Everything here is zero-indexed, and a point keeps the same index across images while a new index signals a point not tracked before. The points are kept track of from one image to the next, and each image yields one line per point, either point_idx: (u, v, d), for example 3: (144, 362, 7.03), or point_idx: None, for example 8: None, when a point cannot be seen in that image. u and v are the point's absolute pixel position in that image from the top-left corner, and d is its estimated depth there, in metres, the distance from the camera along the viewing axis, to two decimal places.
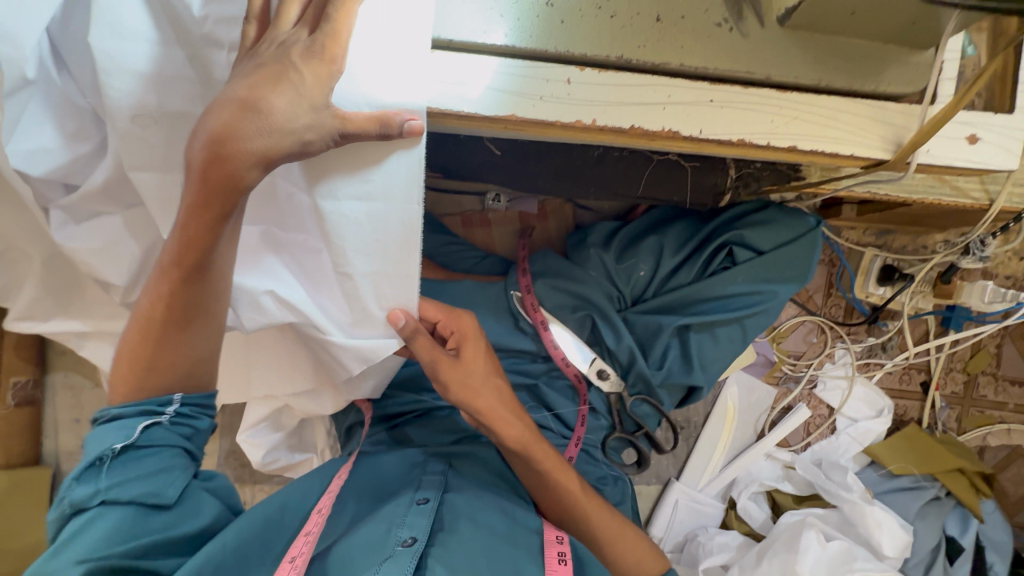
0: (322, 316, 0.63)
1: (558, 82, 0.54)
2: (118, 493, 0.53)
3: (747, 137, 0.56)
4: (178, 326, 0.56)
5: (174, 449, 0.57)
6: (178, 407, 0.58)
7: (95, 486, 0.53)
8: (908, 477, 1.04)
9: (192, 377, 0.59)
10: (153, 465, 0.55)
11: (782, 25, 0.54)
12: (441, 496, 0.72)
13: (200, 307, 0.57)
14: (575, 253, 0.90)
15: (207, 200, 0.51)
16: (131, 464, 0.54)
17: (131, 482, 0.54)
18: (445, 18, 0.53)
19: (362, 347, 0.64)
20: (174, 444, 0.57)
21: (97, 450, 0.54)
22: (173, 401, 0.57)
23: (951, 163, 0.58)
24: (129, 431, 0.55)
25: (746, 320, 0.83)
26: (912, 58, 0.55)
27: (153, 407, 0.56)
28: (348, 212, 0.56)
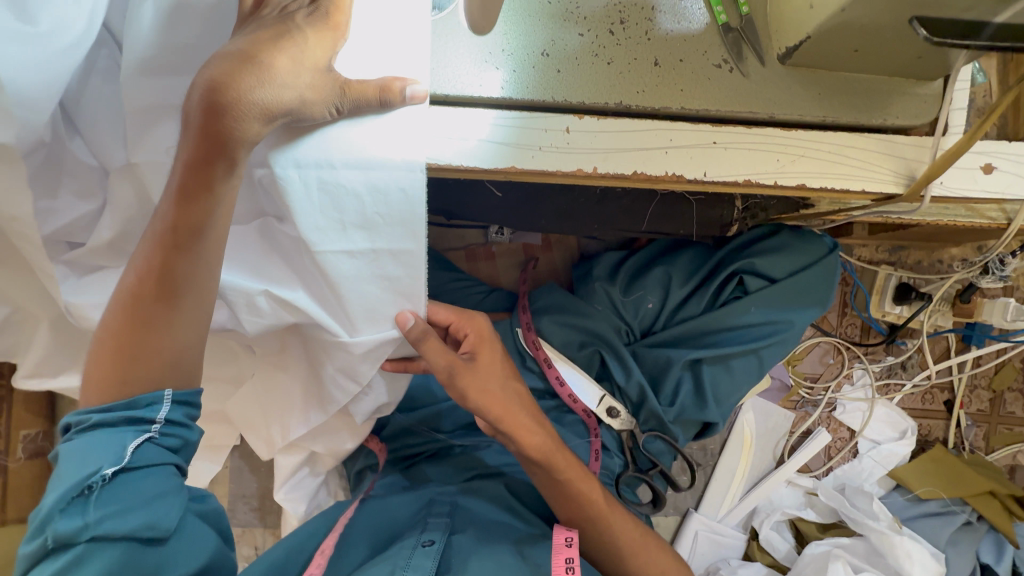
0: (325, 313, 0.58)
1: (557, 131, 0.53)
2: (112, 526, 0.46)
3: (753, 178, 0.54)
4: (168, 301, 0.50)
5: (169, 469, 0.50)
6: (170, 416, 0.51)
7: (85, 520, 0.46)
8: (937, 501, 1.00)
9: (182, 368, 0.52)
10: (151, 491, 0.48)
11: (782, 64, 0.54)
12: (446, 538, 0.71)
13: (191, 281, 0.50)
14: (581, 287, 0.89)
15: (206, 155, 0.46)
16: (124, 490, 0.47)
17: (128, 513, 0.47)
18: (440, 74, 0.53)
19: (368, 342, 0.59)
20: (168, 462, 0.51)
21: (80, 470, 0.46)
22: (164, 404, 0.50)
23: (966, 193, 0.56)
24: (119, 451, 0.48)
25: (761, 351, 0.80)
26: (916, 89, 0.55)
27: (145, 416, 0.50)
28: (320, 177, 0.51)
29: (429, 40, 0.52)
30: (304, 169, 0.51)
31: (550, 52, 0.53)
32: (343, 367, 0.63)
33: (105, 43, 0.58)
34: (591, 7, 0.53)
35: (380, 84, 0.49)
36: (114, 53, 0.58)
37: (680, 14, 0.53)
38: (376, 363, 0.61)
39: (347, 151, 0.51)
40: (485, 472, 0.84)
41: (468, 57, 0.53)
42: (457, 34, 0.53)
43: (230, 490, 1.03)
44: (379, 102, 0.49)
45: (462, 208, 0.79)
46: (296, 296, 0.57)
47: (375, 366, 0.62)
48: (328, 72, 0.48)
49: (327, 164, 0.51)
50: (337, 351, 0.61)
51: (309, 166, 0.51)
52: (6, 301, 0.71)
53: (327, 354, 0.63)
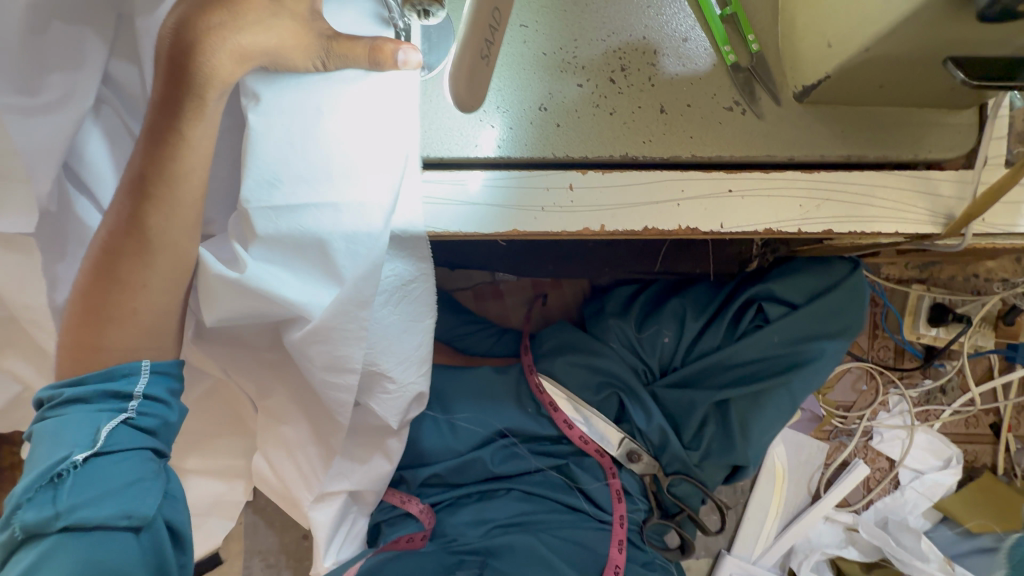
0: (296, 286, 0.48)
1: (559, 189, 0.49)
2: (88, 513, 0.43)
3: (775, 227, 0.50)
4: (138, 256, 0.46)
5: (147, 452, 0.47)
6: (148, 391, 0.48)
7: (55, 509, 0.43)
8: (991, 536, 0.92)
9: (158, 335, 0.49)
10: (127, 475, 0.45)
11: (800, 102, 0.50)
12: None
13: (166, 238, 0.47)
14: (593, 324, 0.84)
15: (174, 92, 0.43)
16: (99, 476, 0.44)
17: (101, 500, 0.44)
18: (431, 135, 0.50)
19: (337, 308, 0.49)
20: (146, 447, 0.47)
21: (60, 448, 0.44)
22: (141, 384, 0.48)
23: (1012, 229, 0.51)
24: (93, 433, 0.45)
25: (793, 382, 0.73)
26: (950, 119, 0.50)
27: (121, 392, 0.47)
28: (299, 124, 0.45)
29: (417, 99, 0.49)
30: (280, 114, 0.45)
31: (548, 105, 0.49)
32: (325, 362, 0.53)
33: (107, 100, 0.53)
34: (589, 55, 0.50)
35: (370, 45, 0.44)
36: (118, 108, 0.53)
37: (684, 56, 0.50)
38: (359, 341, 0.51)
39: (330, 98, 0.46)
40: (512, 520, 0.79)
41: (460, 118, 0.50)
42: (446, 96, 0.50)
43: (245, 547, 1.00)
44: (368, 64, 0.45)
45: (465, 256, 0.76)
46: (246, 276, 0.46)
47: (360, 345, 0.51)
48: (313, 24, 0.44)
49: (306, 112, 0.45)
50: (314, 345, 0.51)
51: (294, 115, 0.45)
52: (15, 378, 0.69)
53: (304, 357, 0.53)
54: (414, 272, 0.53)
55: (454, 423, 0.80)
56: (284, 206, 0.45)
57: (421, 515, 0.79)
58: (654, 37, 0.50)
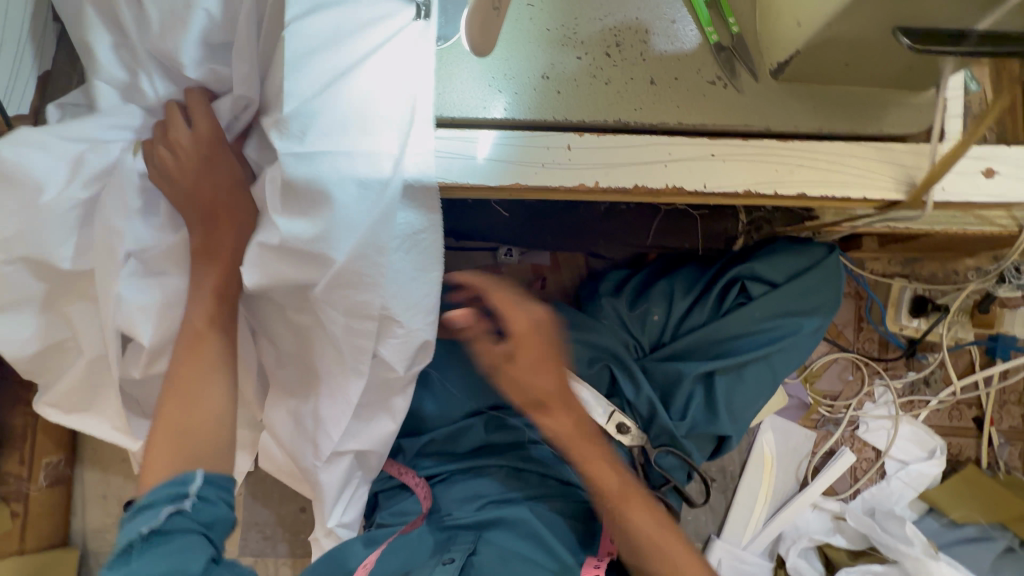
0: (321, 239, 0.54)
1: (558, 149, 0.55)
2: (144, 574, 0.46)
3: (753, 189, 0.55)
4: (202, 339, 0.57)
5: (193, 535, 0.48)
6: (201, 491, 0.51)
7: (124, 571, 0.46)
8: (974, 526, 0.95)
9: (218, 442, 0.55)
10: (173, 554, 0.47)
11: (776, 79, 0.56)
12: (467, 558, 0.73)
13: (206, 369, 0.57)
14: (588, 303, 0.89)
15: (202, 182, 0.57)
16: (154, 553, 0.47)
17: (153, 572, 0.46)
18: (445, 97, 0.54)
19: (357, 251, 0.55)
20: (195, 532, 0.49)
21: (133, 529, 0.48)
22: (195, 478, 0.50)
23: (971, 199, 0.56)
24: (153, 516, 0.48)
25: (773, 355, 0.80)
26: (912, 99, 0.56)
27: (177, 491, 0.49)
28: (322, 84, 0.51)
29: (434, 66, 0.54)
30: (310, 71, 0.51)
31: (550, 74, 0.55)
32: (346, 305, 0.58)
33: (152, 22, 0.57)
34: (587, 32, 0.56)
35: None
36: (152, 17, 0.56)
37: (672, 36, 0.56)
38: (376, 287, 0.57)
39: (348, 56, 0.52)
40: (506, 495, 0.80)
41: (470, 82, 0.55)
42: (458, 63, 0.55)
43: (242, 519, 1.01)
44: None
45: (468, 228, 0.81)
46: (281, 234, 0.53)
47: (375, 292, 0.57)
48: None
49: (329, 75, 0.51)
50: (334, 291, 0.57)
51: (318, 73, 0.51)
52: None
53: (326, 306, 0.58)
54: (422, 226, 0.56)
55: (453, 391, 0.83)
56: (315, 162, 0.51)
57: (418, 482, 0.82)
58: (646, 19, 0.56)
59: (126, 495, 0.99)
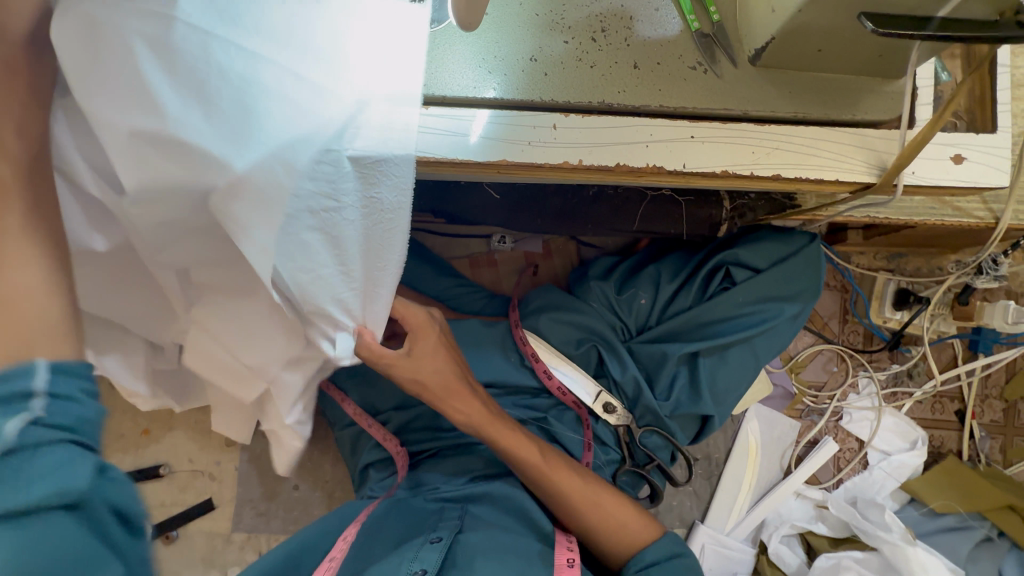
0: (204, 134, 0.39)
1: (544, 128, 0.57)
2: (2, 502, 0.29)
3: (731, 169, 0.58)
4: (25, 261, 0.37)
5: (63, 447, 0.32)
6: (55, 388, 0.33)
7: None
8: (953, 515, 0.97)
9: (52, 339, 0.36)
10: (41, 470, 0.31)
11: (754, 65, 0.58)
12: (455, 535, 0.72)
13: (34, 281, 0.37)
14: (578, 287, 0.91)
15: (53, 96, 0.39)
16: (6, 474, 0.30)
17: (23, 495, 0.30)
18: (438, 77, 0.57)
19: (258, 161, 0.40)
20: (63, 441, 0.32)
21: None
22: (40, 370, 0.33)
23: (939, 182, 0.59)
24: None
25: (754, 339, 0.82)
26: (885, 87, 0.58)
27: (6, 386, 0.31)
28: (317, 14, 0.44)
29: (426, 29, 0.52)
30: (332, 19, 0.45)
31: (538, 57, 0.58)
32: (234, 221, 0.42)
33: None
34: (574, 18, 0.59)
35: None
36: None
37: (655, 23, 0.59)
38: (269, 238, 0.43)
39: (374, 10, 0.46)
40: (491, 472, 0.82)
41: (462, 64, 0.57)
42: (450, 43, 0.57)
43: (236, 495, 1.03)
44: None
45: (461, 210, 0.83)
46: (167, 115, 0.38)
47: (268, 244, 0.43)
48: None
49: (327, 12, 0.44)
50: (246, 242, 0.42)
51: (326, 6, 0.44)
52: None
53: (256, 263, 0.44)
54: (390, 204, 0.50)
55: None
56: (226, 46, 0.40)
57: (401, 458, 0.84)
58: (631, 6, 0.59)
59: (122, 470, 1.01)
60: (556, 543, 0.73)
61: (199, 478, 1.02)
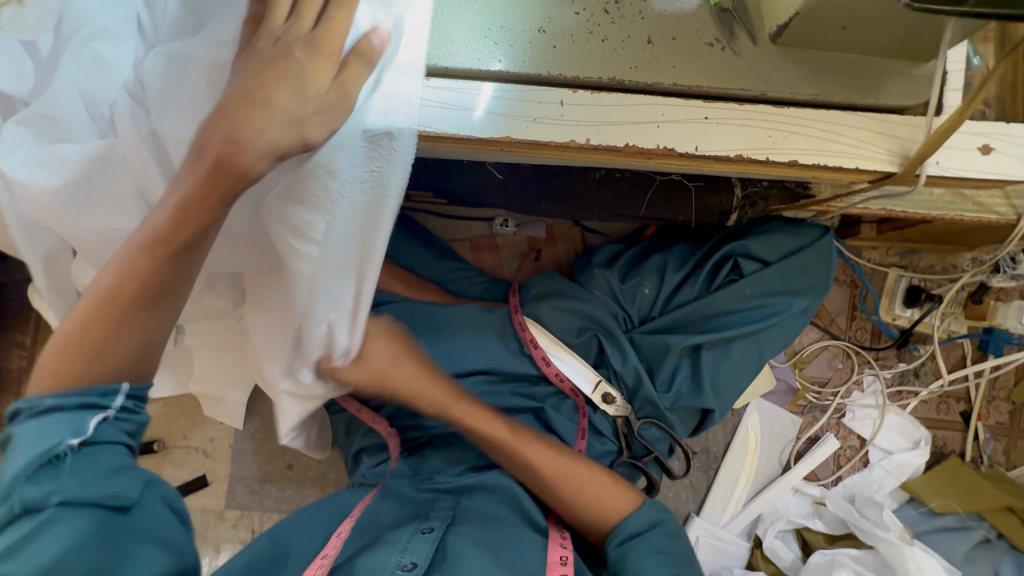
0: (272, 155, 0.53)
1: (550, 104, 0.54)
2: (78, 492, 0.44)
3: (746, 153, 0.55)
4: (146, 307, 0.49)
5: (120, 448, 0.48)
6: (124, 404, 0.49)
7: (53, 485, 0.44)
8: (952, 515, 0.96)
9: (141, 364, 0.50)
10: (105, 465, 0.46)
11: (774, 43, 0.55)
12: (447, 527, 0.71)
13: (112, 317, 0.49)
14: (580, 274, 0.89)
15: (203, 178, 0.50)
16: (78, 467, 0.45)
17: (93, 487, 0.45)
18: (441, 47, 0.54)
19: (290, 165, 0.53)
20: (119, 442, 0.48)
21: (49, 446, 0.44)
22: (119, 391, 0.49)
23: (964, 174, 0.56)
24: (74, 426, 0.46)
25: (760, 334, 0.80)
26: (912, 71, 0.55)
27: (94, 399, 0.47)
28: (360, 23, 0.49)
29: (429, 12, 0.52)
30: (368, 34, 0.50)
31: (546, 28, 0.55)
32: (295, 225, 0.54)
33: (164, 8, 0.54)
34: None
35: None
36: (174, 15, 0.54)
37: None
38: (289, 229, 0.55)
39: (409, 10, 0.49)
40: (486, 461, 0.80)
41: (466, 34, 0.55)
42: (456, 12, 0.55)
43: (231, 473, 1.02)
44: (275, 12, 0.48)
45: (462, 190, 0.81)
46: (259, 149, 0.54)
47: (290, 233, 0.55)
48: None
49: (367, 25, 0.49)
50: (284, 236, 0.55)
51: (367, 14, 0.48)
52: None
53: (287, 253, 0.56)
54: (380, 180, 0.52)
55: (437, 351, 0.82)
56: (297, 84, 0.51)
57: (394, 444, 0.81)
58: None
59: None
60: (551, 538, 0.71)
61: (193, 454, 1.02)
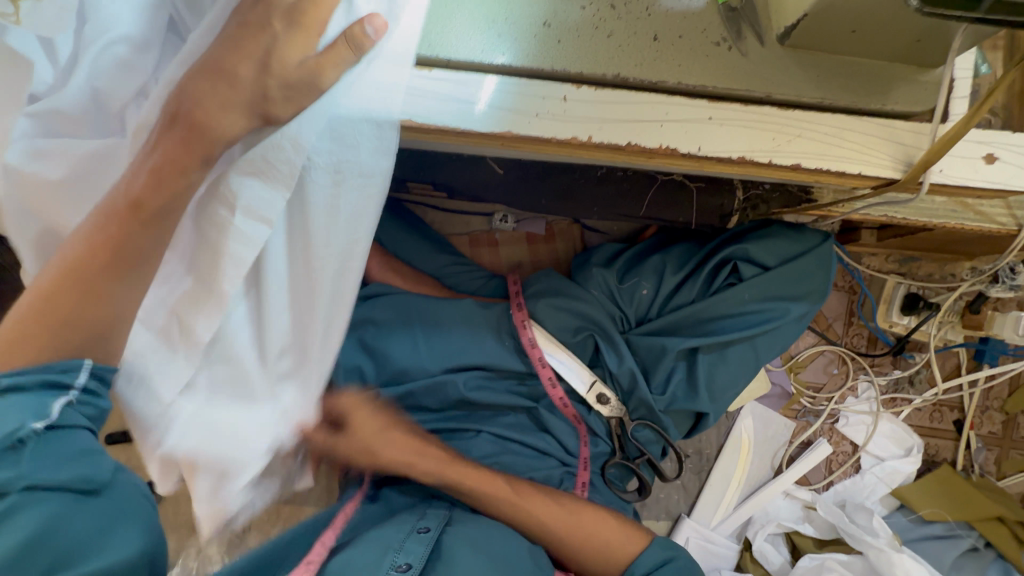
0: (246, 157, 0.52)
1: (553, 100, 0.54)
2: (48, 474, 0.43)
3: (749, 155, 0.54)
4: (116, 275, 0.48)
5: (85, 431, 0.47)
6: (88, 384, 0.48)
7: (17, 469, 0.42)
8: (942, 524, 0.97)
9: (105, 341, 0.49)
10: (74, 447, 0.45)
11: (781, 45, 0.54)
12: (443, 527, 0.70)
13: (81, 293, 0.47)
14: (578, 272, 0.88)
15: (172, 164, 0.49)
16: (44, 449, 0.44)
17: (61, 470, 0.44)
18: (444, 39, 0.53)
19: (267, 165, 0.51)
20: (85, 426, 0.47)
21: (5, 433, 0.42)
22: (84, 370, 0.47)
23: (967, 183, 0.56)
24: (39, 409, 0.44)
25: (756, 339, 0.79)
26: (921, 76, 0.54)
27: (58, 378, 0.46)
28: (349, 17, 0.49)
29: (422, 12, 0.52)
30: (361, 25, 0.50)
31: (552, 22, 0.54)
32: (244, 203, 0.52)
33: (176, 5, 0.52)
34: None
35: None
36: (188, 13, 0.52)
37: None
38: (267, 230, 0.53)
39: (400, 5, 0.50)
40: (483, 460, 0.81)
41: (470, 26, 0.54)
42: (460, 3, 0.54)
43: None
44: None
45: (463, 184, 0.80)
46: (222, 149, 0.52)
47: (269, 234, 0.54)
48: None
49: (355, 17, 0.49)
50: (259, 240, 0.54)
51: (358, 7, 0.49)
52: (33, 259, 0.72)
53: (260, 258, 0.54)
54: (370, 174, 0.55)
55: (433, 345, 0.82)
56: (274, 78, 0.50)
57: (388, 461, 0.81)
58: None
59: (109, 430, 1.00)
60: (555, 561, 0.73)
61: None
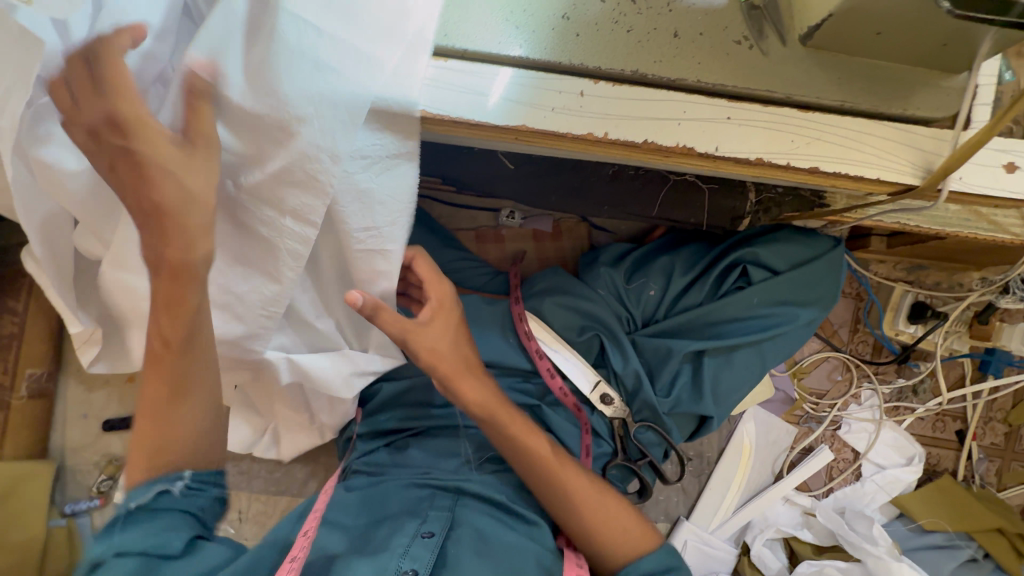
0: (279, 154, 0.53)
1: (570, 95, 0.53)
2: (132, 543, 0.55)
3: (767, 158, 0.54)
4: (177, 401, 0.59)
5: (177, 513, 0.59)
6: (187, 476, 0.60)
7: (118, 538, 0.55)
8: (941, 533, 0.96)
9: (194, 452, 0.61)
10: (161, 523, 0.57)
11: (804, 45, 0.53)
12: (447, 531, 0.70)
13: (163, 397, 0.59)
14: (585, 272, 0.87)
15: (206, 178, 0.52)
16: (140, 523, 0.56)
17: (145, 540, 0.55)
18: (462, 29, 0.52)
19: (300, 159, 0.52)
20: (181, 510, 0.59)
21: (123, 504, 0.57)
22: (181, 472, 0.59)
23: (987, 191, 0.55)
24: (142, 496, 0.57)
25: (764, 344, 0.79)
26: (943, 82, 0.53)
27: (162, 479, 0.58)
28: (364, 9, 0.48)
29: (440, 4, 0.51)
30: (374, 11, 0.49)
31: (571, 15, 0.53)
32: (293, 207, 0.55)
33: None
34: None
35: None
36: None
37: None
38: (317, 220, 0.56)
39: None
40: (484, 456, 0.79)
41: (488, 17, 0.53)
42: None
43: None
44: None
45: (473, 178, 0.79)
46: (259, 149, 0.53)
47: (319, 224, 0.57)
48: None
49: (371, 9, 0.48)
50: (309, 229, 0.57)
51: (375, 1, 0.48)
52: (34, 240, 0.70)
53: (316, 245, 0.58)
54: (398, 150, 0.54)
55: None
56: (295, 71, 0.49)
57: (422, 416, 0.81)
58: None
59: (105, 417, 0.98)
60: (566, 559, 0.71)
61: None
